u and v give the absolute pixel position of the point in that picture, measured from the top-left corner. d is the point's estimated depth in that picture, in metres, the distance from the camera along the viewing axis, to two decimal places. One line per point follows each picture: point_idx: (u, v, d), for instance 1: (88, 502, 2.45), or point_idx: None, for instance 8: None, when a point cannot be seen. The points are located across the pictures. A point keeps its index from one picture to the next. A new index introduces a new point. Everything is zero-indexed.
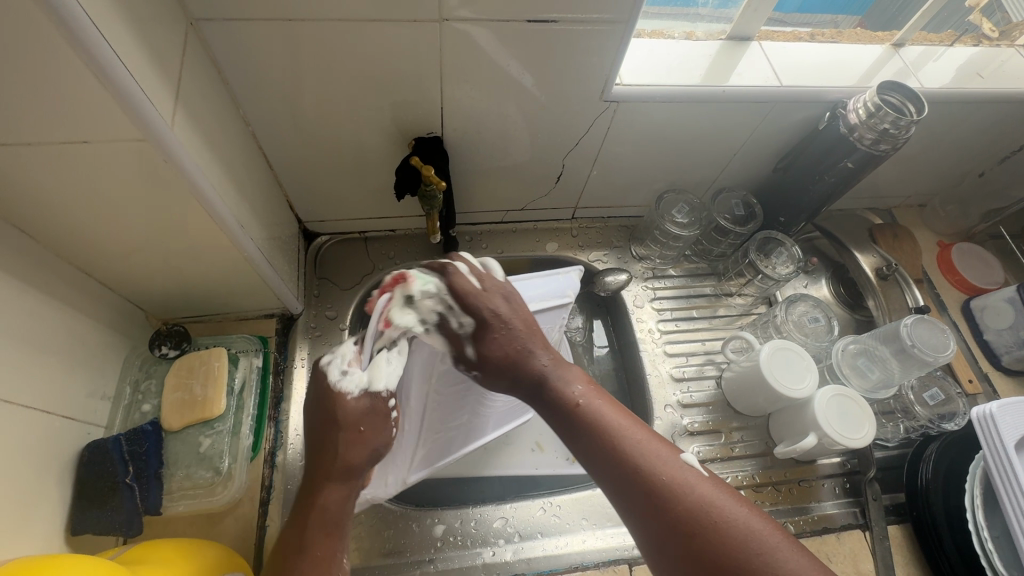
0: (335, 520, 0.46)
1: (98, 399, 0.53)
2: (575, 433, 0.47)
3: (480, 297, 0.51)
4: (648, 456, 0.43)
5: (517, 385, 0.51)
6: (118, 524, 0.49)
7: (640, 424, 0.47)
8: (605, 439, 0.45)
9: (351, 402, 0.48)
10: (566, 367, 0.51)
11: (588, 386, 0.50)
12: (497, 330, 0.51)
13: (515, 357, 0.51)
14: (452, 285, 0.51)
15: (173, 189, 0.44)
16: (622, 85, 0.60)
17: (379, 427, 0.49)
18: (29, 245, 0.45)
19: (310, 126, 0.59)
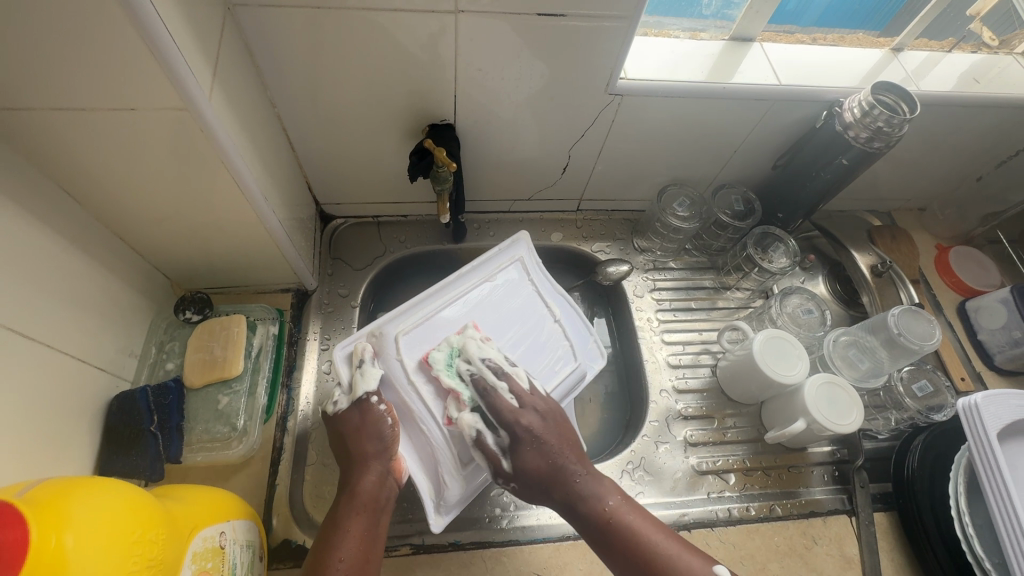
0: (369, 503, 0.51)
1: (127, 356, 0.57)
2: (604, 547, 0.50)
3: (515, 419, 0.51)
4: (689, 569, 0.47)
5: (570, 519, 0.52)
6: (142, 468, 0.52)
7: (670, 532, 0.51)
8: (642, 547, 0.49)
9: (343, 414, 0.54)
10: (600, 479, 0.53)
11: (620, 495, 0.52)
12: (525, 451, 0.51)
13: (549, 481, 0.51)
14: (491, 406, 0.51)
15: (207, 157, 0.48)
16: (626, 79, 0.63)
17: (375, 423, 0.53)
18: (72, 206, 0.49)
19: (331, 109, 0.63)
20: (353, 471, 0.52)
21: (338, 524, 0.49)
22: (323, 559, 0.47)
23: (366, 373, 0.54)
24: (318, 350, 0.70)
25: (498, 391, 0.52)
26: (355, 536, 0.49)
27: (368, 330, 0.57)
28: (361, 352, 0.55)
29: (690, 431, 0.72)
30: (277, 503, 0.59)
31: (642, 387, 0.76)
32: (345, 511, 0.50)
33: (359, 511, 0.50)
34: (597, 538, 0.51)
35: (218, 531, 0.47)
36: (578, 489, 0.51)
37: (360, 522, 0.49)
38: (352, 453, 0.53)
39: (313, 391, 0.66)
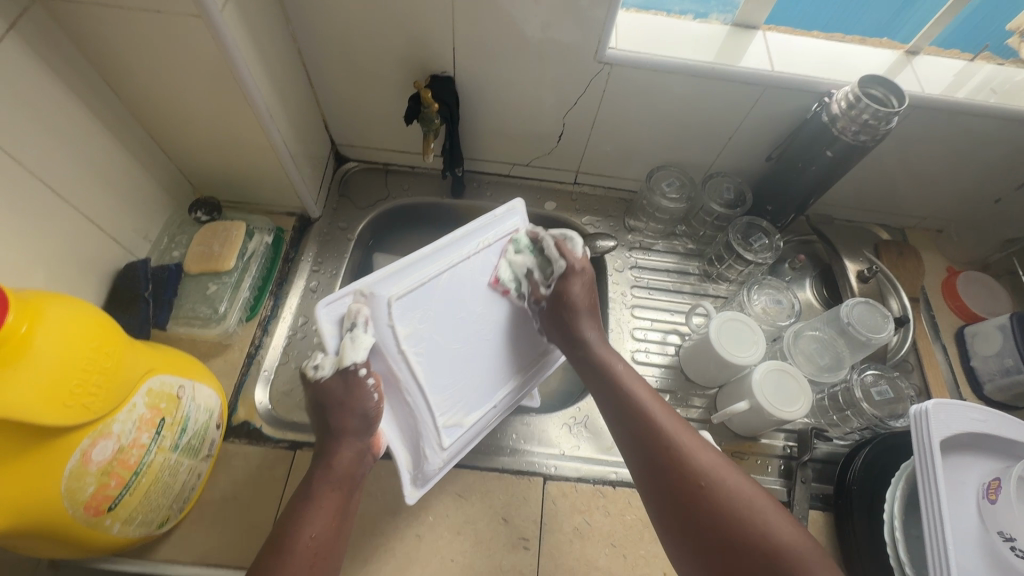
0: (343, 478, 0.50)
1: (141, 238, 0.67)
2: (603, 391, 0.56)
3: (572, 269, 0.60)
4: (669, 424, 0.50)
5: (559, 332, 0.62)
6: (132, 325, 0.61)
7: (663, 399, 0.53)
8: (634, 404, 0.52)
9: (326, 382, 0.49)
10: (607, 348, 0.59)
11: (624, 361, 0.58)
12: (573, 287, 0.60)
13: (568, 313, 0.61)
14: (557, 246, 0.61)
15: (219, 67, 0.56)
16: (615, 49, 0.66)
17: (361, 395, 0.50)
18: (112, 98, 0.60)
19: (344, 51, 0.70)
20: (328, 444, 0.50)
21: (308, 497, 0.48)
22: (289, 535, 0.45)
23: (359, 341, 0.49)
24: (309, 270, 0.78)
25: (561, 241, 0.62)
26: (326, 509, 0.48)
27: (357, 288, 0.51)
28: (358, 316, 0.50)
29: None
30: (245, 390, 0.67)
31: None
32: (318, 484, 0.49)
33: (335, 486, 0.49)
34: (597, 387, 0.57)
35: (177, 383, 0.54)
36: (583, 326, 0.60)
37: (332, 497, 0.48)
38: (329, 425, 0.50)
39: (297, 304, 0.75)
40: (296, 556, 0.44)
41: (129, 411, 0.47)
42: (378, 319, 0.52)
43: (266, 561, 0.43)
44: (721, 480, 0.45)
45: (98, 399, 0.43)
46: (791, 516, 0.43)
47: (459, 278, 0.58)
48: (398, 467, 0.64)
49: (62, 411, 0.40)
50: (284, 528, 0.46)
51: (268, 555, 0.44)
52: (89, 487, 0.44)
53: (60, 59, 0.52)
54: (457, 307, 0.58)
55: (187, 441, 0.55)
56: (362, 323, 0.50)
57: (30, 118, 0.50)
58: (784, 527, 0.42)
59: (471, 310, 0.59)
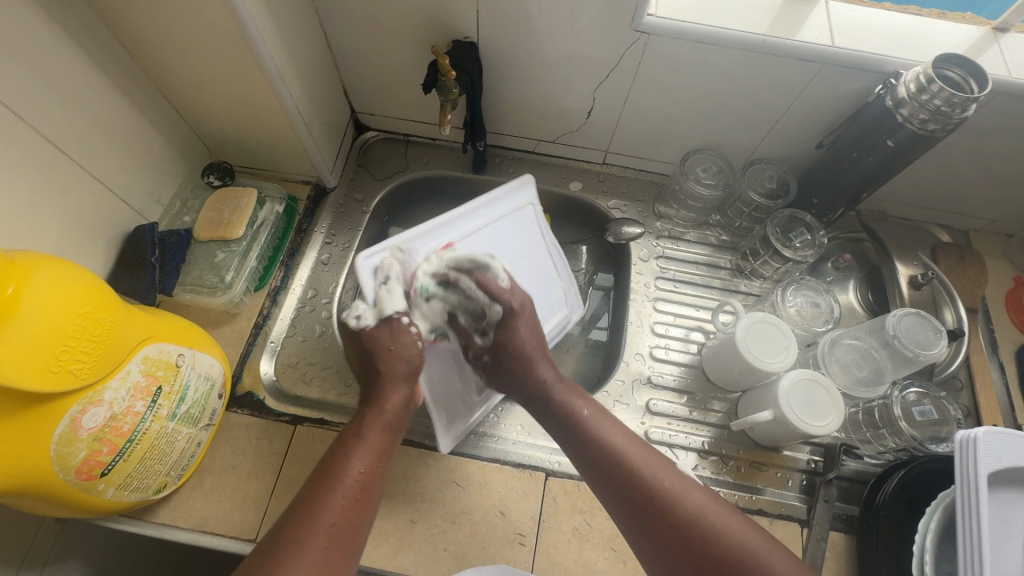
0: (391, 422, 0.52)
1: (153, 201, 0.66)
2: (573, 436, 0.53)
3: (505, 292, 0.59)
4: (651, 464, 0.49)
5: (523, 389, 0.59)
6: (136, 291, 0.59)
7: (635, 435, 0.52)
8: (607, 449, 0.50)
9: (370, 331, 0.55)
10: (571, 388, 0.57)
11: (588, 400, 0.56)
12: (516, 324, 0.58)
13: (522, 360, 0.58)
14: (480, 284, 0.59)
15: (227, 25, 0.53)
16: (655, 17, 0.60)
17: (406, 342, 0.55)
18: (124, 56, 0.57)
19: (363, 12, 0.66)
20: (381, 387, 0.53)
21: (357, 435, 0.49)
22: (338, 466, 0.47)
23: (394, 292, 0.57)
24: (322, 242, 0.76)
25: (484, 275, 0.60)
26: (372, 446, 0.49)
27: (392, 246, 0.61)
28: (390, 269, 0.58)
29: (655, 399, 0.70)
30: (249, 361, 0.67)
31: (619, 347, 0.74)
32: (367, 424, 0.51)
33: (382, 428, 0.51)
34: (562, 430, 0.54)
35: (177, 351, 0.53)
36: (540, 370, 0.58)
37: (379, 435, 0.50)
38: (380, 369, 0.54)
39: (308, 276, 0.74)
40: (346, 485, 0.45)
41: (123, 379, 0.46)
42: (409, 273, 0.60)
43: (316, 488, 0.44)
44: (714, 521, 0.44)
45: (86, 367, 0.42)
46: (779, 541, 0.44)
47: (482, 241, 0.67)
48: (398, 450, 0.63)
49: (46, 377, 0.39)
50: (333, 460, 0.47)
51: (320, 482, 0.45)
52: (80, 452, 0.44)
53: (69, 13, 0.50)
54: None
55: (186, 410, 0.54)
56: (394, 276, 0.58)
57: (37, 74, 0.48)
58: (782, 562, 0.43)
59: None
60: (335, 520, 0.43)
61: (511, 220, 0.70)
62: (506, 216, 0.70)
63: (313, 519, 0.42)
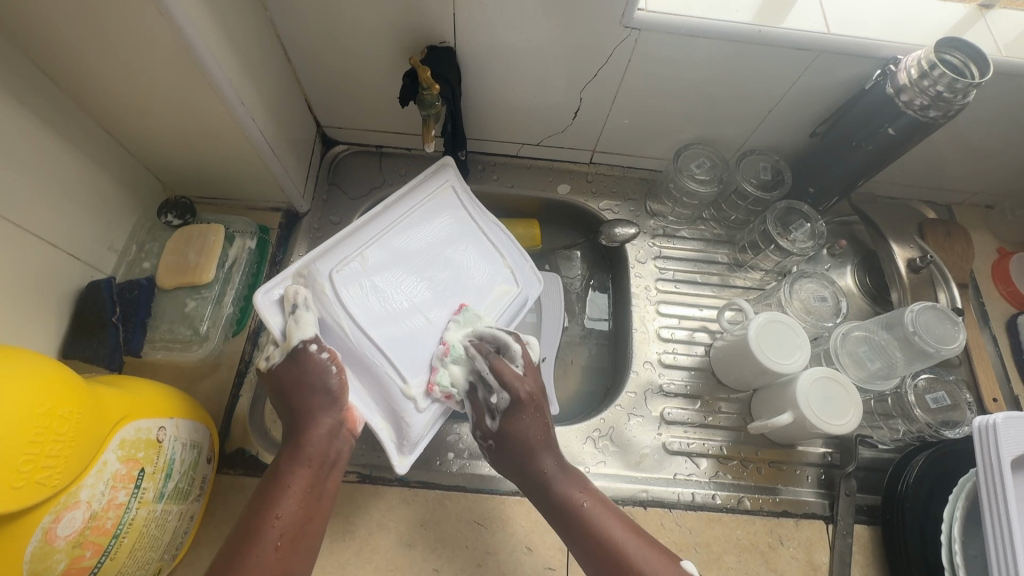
0: (319, 457, 0.45)
1: (105, 249, 0.59)
2: (577, 537, 0.47)
3: (522, 390, 0.49)
4: (653, 564, 0.44)
5: (520, 479, 0.50)
6: (100, 356, 0.54)
7: (638, 528, 0.47)
8: (612, 550, 0.45)
9: (276, 368, 0.45)
10: (572, 474, 0.50)
11: (590, 490, 0.49)
12: (525, 419, 0.49)
13: (526, 455, 0.49)
14: (494, 370, 0.49)
15: (174, 50, 0.46)
16: (645, 11, 0.56)
17: (319, 370, 0.45)
18: (51, 89, 0.50)
19: (324, 18, 0.59)
20: (296, 419, 0.45)
21: (277, 476, 0.43)
22: (257, 517, 0.41)
23: (302, 320, 0.46)
24: None
25: (500, 357, 0.50)
26: (296, 492, 0.43)
27: (295, 272, 0.49)
28: (296, 296, 0.46)
29: (669, 408, 0.68)
30: (236, 414, 0.60)
31: (627, 356, 0.72)
32: (287, 463, 0.44)
33: (307, 465, 0.44)
34: (564, 527, 0.48)
35: (157, 426, 0.47)
36: (554, 430, 0.52)
37: (302, 477, 0.43)
38: (294, 405, 0.45)
39: None
40: (270, 540, 0.40)
41: (100, 472, 0.41)
42: (322, 296, 0.48)
43: (237, 549, 0.39)
44: None
45: (57, 470, 0.36)
46: None
47: (402, 238, 0.54)
48: (410, 494, 0.59)
49: (8, 495, 0.33)
50: (255, 509, 0.42)
51: (240, 539, 0.40)
52: (59, 563, 0.39)
53: None
54: (407, 272, 0.53)
55: (174, 486, 0.49)
56: (304, 301, 0.47)
57: None
58: None
59: (433, 270, 0.54)
60: None
61: (433, 209, 0.57)
62: (424, 207, 0.57)
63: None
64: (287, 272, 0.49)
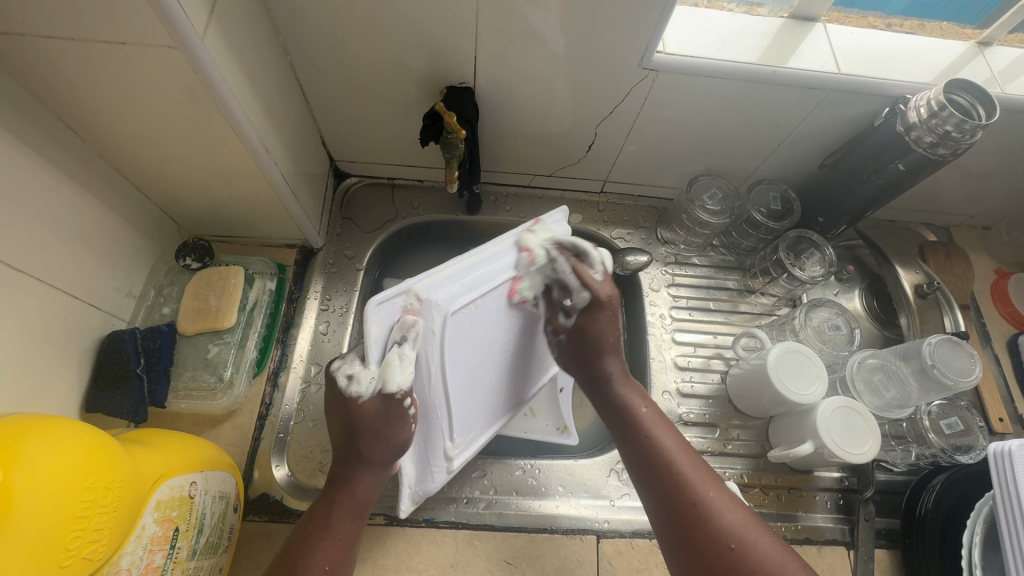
0: (361, 506, 0.46)
1: (124, 295, 0.58)
2: (626, 432, 0.50)
3: (599, 290, 0.50)
4: (696, 474, 0.45)
5: (582, 371, 0.54)
6: (123, 409, 0.53)
7: (688, 444, 0.48)
8: (653, 447, 0.47)
9: (362, 406, 0.43)
10: (633, 387, 0.53)
11: (650, 404, 0.52)
12: (603, 319, 0.51)
13: (592, 351, 0.53)
14: (575, 271, 0.49)
15: (204, 105, 0.46)
16: (663, 54, 0.57)
17: (398, 426, 0.45)
18: (75, 141, 0.49)
19: (345, 61, 0.59)
20: (350, 468, 0.46)
21: (323, 526, 0.44)
22: (299, 563, 0.42)
23: (404, 364, 0.42)
24: (317, 310, 0.69)
25: (579, 262, 0.50)
26: (338, 542, 0.44)
27: (412, 291, 0.42)
28: (411, 330, 0.42)
29: (689, 437, 0.69)
30: (259, 458, 0.60)
31: (645, 386, 0.73)
32: (336, 507, 0.45)
33: (352, 514, 0.45)
34: (618, 421, 0.51)
35: (188, 481, 0.46)
36: (607, 364, 0.53)
37: (347, 527, 0.45)
38: (357, 449, 0.45)
39: (307, 350, 0.66)
40: None
41: (138, 537, 0.40)
42: (430, 333, 0.44)
43: None
44: (748, 546, 0.40)
45: (101, 543, 0.36)
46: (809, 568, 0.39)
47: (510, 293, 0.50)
48: (439, 535, 0.59)
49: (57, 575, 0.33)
50: (295, 556, 0.43)
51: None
52: None
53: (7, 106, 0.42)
54: (497, 326, 0.51)
55: (205, 540, 0.48)
56: (415, 336, 0.42)
57: None
58: None
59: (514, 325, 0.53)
60: None
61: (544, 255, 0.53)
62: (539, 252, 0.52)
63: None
64: (419, 284, 0.43)
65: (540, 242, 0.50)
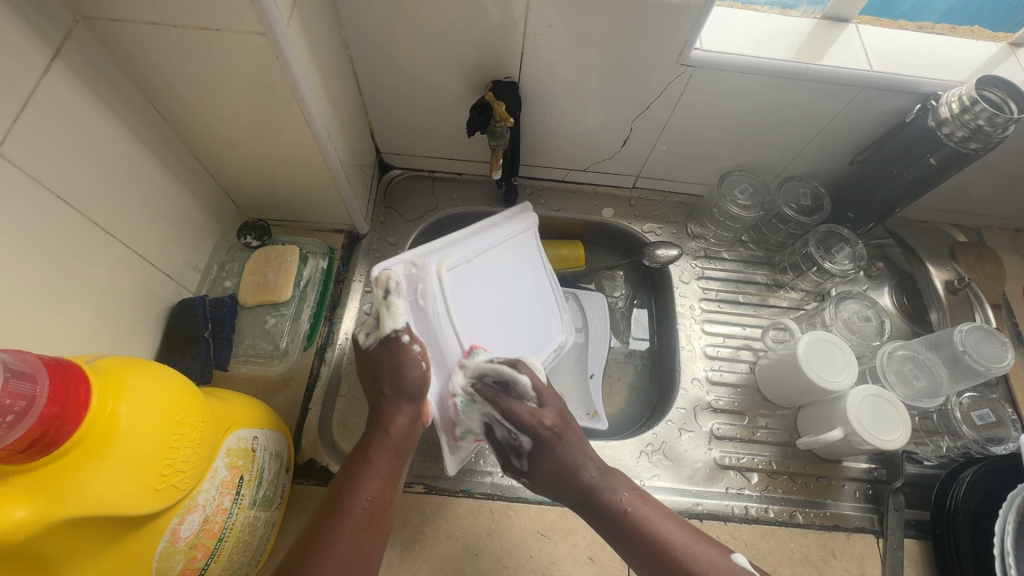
0: (397, 444, 0.50)
1: (191, 269, 0.63)
2: (625, 546, 0.48)
3: (538, 424, 0.51)
4: (701, 560, 0.46)
5: (566, 491, 0.51)
6: (192, 369, 0.58)
7: (682, 521, 0.49)
8: (658, 549, 0.47)
9: (376, 352, 0.52)
10: (612, 474, 0.51)
11: (632, 490, 0.50)
12: (557, 448, 0.51)
13: (563, 472, 0.50)
14: (505, 411, 0.52)
15: (279, 90, 0.50)
16: (700, 51, 0.60)
17: (411, 363, 0.52)
18: (160, 124, 0.54)
19: (399, 56, 0.64)
20: (385, 409, 0.51)
21: (363, 462, 0.48)
22: (345, 493, 0.46)
23: (395, 309, 0.53)
24: (361, 292, 0.72)
25: (506, 394, 0.53)
26: (379, 473, 0.47)
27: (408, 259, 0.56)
28: (392, 281, 0.53)
29: (718, 424, 0.70)
30: (307, 426, 0.63)
31: (674, 373, 0.75)
32: (372, 447, 0.49)
33: (389, 449, 0.49)
34: (612, 531, 0.50)
35: (251, 435, 0.50)
36: (583, 467, 0.50)
37: (386, 462, 0.48)
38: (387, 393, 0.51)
39: (352, 328, 0.69)
40: (354, 514, 0.44)
41: (213, 478, 0.43)
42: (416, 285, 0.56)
43: (325, 515, 0.44)
44: None
45: (186, 475, 0.39)
46: None
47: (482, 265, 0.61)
48: (476, 505, 0.61)
49: (151, 497, 0.36)
50: (342, 487, 0.46)
51: (327, 510, 0.45)
52: (178, 563, 0.41)
53: (108, 87, 0.47)
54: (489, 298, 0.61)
55: (263, 493, 0.51)
56: (396, 287, 0.53)
57: (81, 158, 0.45)
58: None
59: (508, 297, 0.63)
60: (344, 549, 0.43)
61: (519, 248, 0.67)
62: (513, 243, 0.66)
63: (328, 553, 0.42)
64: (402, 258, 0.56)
65: (464, 386, 0.54)
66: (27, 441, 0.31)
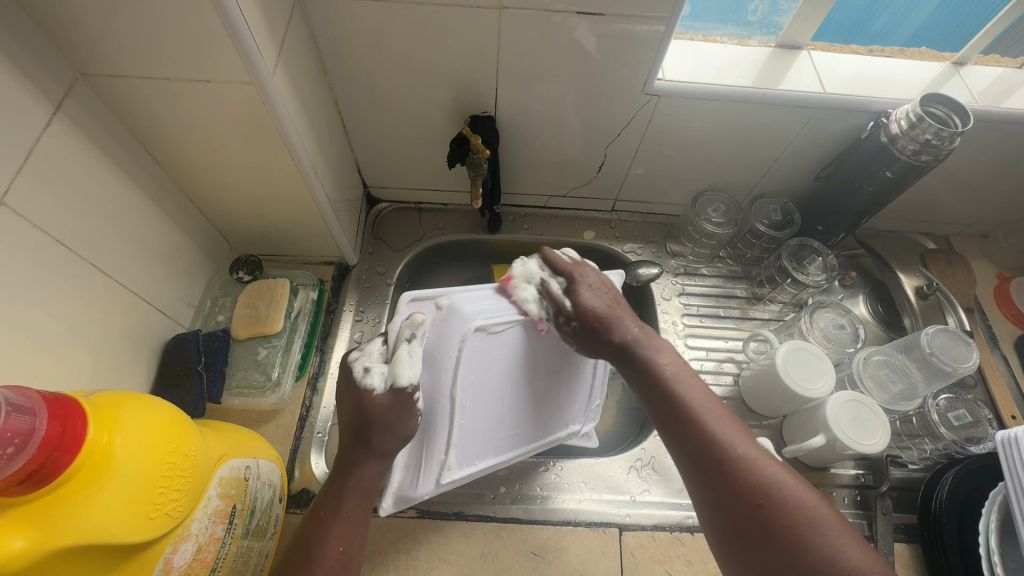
0: (368, 491, 0.48)
1: (184, 305, 0.65)
2: (652, 393, 0.49)
3: (571, 271, 0.54)
4: (728, 433, 0.44)
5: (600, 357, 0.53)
6: (185, 403, 0.59)
7: (711, 392, 0.48)
8: (685, 403, 0.47)
9: (375, 398, 0.48)
10: (655, 339, 0.53)
11: (676, 358, 0.51)
12: (586, 297, 0.53)
13: (600, 326, 0.53)
14: (549, 261, 0.55)
15: (268, 133, 0.53)
16: (663, 80, 0.64)
17: (408, 419, 0.49)
18: (155, 170, 0.57)
19: (382, 95, 0.67)
20: (355, 455, 0.49)
21: (334, 510, 0.47)
22: (313, 547, 0.45)
23: (405, 362, 0.48)
24: (352, 321, 0.75)
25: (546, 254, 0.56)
26: (344, 526, 0.46)
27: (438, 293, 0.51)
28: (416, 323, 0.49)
29: None
30: (300, 457, 0.64)
31: None
32: (339, 496, 0.47)
33: (356, 496, 0.47)
34: (643, 386, 0.50)
35: (244, 464, 0.51)
36: (621, 329, 0.52)
37: (357, 513, 0.47)
38: (369, 443, 0.48)
39: (344, 357, 0.72)
40: (323, 569, 0.44)
41: (205, 507, 0.44)
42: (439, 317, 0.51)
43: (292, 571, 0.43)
44: (787, 493, 0.40)
45: (178, 503, 0.41)
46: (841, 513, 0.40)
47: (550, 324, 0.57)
48: (468, 528, 0.62)
49: (145, 525, 0.38)
50: (310, 537, 0.45)
51: (296, 563, 0.44)
52: None
53: (106, 136, 0.50)
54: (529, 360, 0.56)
55: (256, 522, 0.52)
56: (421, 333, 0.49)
57: (81, 206, 0.48)
58: (856, 551, 0.38)
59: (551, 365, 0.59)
60: None
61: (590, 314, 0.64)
62: None
63: None
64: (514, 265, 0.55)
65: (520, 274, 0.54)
66: (26, 473, 0.32)
